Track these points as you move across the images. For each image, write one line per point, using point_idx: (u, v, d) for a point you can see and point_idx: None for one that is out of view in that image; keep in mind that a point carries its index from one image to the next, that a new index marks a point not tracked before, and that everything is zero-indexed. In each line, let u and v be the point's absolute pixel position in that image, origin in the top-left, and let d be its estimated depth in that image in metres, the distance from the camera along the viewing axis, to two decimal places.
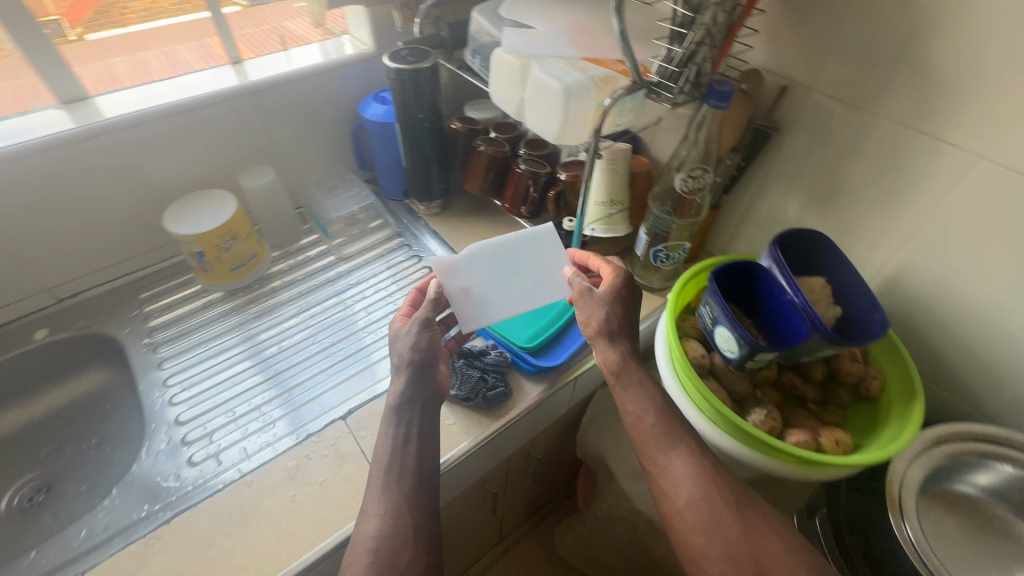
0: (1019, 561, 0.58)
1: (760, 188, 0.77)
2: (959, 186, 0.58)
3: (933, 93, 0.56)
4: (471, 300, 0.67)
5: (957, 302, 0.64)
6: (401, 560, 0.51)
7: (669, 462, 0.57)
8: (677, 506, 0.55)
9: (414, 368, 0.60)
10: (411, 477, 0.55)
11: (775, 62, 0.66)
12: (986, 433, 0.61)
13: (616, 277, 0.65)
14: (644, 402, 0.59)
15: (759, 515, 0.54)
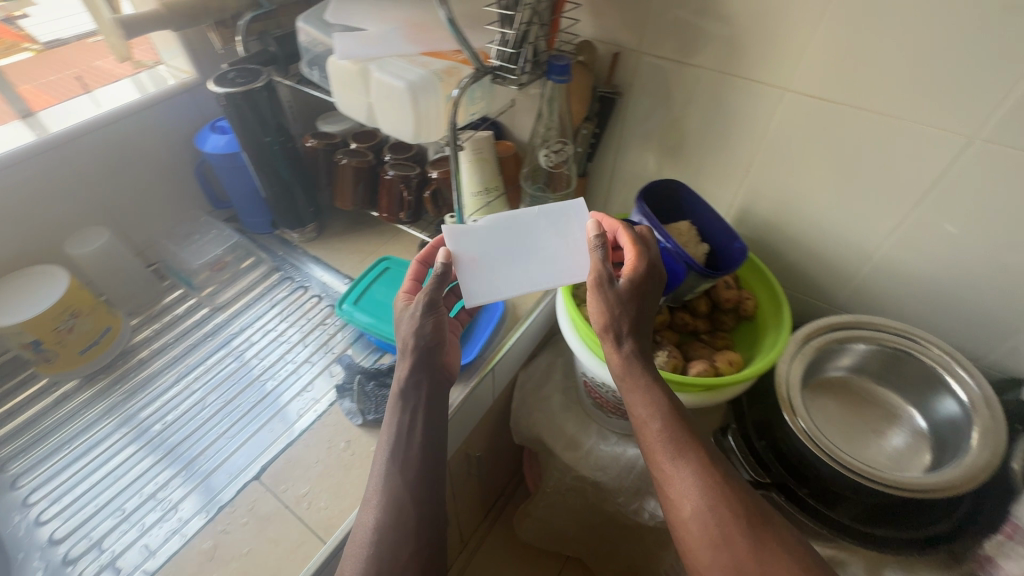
0: (885, 420, 0.70)
1: (619, 150, 0.82)
2: (775, 118, 0.66)
3: (737, 40, 0.63)
4: (482, 268, 0.61)
5: (796, 218, 0.74)
6: (402, 555, 0.52)
7: (677, 471, 0.53)
8: (685, 516, 0.52)
9: (418, 353, 0.60)
10: (414, 462, 0.57)
11: (602, 31, 0.70)
12: (841, 322, 0.70)
13: (639, 268, 0.58)
14: (651, 407, 0.56)
15: (772, 534, 0.50)
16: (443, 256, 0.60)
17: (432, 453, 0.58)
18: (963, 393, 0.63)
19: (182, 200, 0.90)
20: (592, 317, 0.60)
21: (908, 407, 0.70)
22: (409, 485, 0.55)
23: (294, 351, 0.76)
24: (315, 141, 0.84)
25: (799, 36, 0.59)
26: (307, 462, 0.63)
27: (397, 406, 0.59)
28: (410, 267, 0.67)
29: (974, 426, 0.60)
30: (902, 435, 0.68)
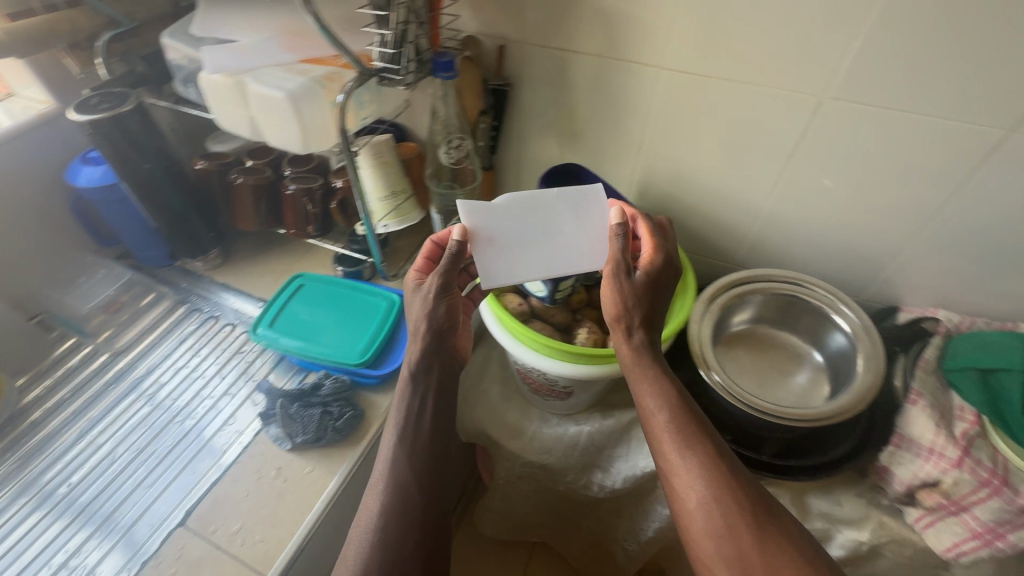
0: (790, 361, 0.76)
1: (520, 140, 0.83)
2: (657, 95, 0.70)
3: (611, 25, 0.65)
4: (502, 249, 0.57)
5: (690, 186, 0.79)
6: (409, 541, 0.55)
7: (683, 462, 0.52)
8: (690, 506, 0.51)
9: (429, 336, 0.59)
10: (422, 447, 0.59)
11: (485, 25, 0.71)
12: (738, 279, 0.75)
13: (655, 260, 0.59)
14: (660, 397, 0.55)
15: (778, 528, 0.49)
16: (460, 234, 0.55)
17: (438, 437, 0.61)
18: (846, 326, 0.70)
19: (60, 242, 0.82)
20: (604, 304, 0.58)
21: (804, 346, 0.77)
22: (417, 472, 0.58)
23: (211, 386, 0.72)
24: (205, 162, 0.79)
25: (665, 17, 0.63)
26: (237, 497, 0.60)
27: (409, 391, 0.61)
28: (425, 244, 0.63)
29: (858, 352, 0.68)
30: (803, 372, 0.75)
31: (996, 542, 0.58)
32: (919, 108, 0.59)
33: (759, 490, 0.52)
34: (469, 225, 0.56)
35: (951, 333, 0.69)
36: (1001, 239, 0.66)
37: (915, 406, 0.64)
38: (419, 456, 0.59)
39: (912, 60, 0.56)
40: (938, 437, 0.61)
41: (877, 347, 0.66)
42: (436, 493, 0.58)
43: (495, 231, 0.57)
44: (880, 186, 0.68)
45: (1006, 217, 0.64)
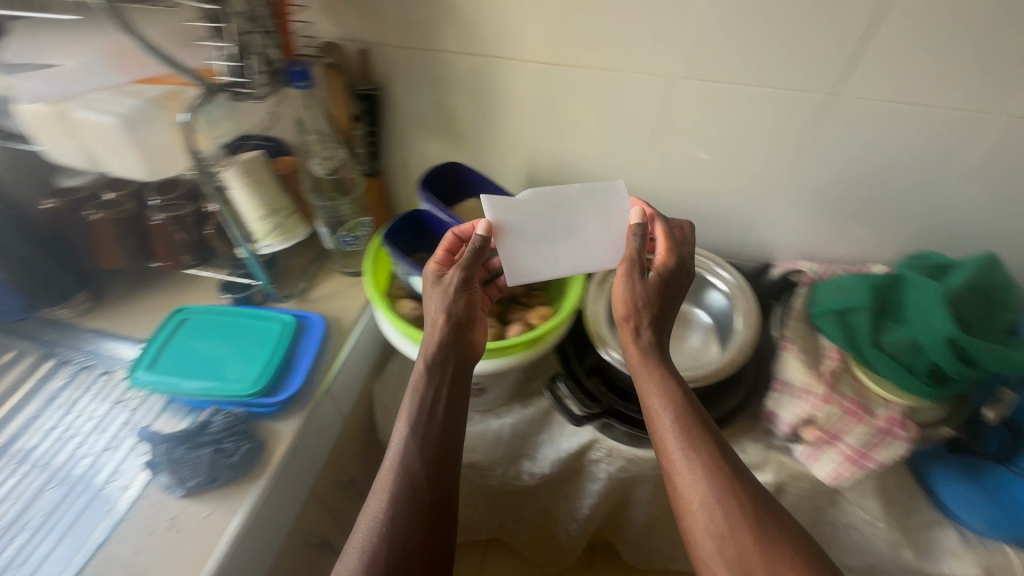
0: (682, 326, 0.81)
1: (403, 143, 0.82)
2: (525, 87, 0.72)
3: (469, 22, 0.66)
4: (526, 242, 0.62)
5: (572, 172, 0.81)
6: (414, 536, 0.52)
7: (684, 459, 0.55)
8: (693, 502, 0.53)
9: (449, 328, 0.60)
10: (435, 437, 0.56)
11: (344, 30, 0.69)
12: None
13: (669, 262, 0.63)
14: (665, 398, 0.58)
15: (776, 527, 0.51)
16: (485, 228, 0.60)
17: (451, 434, 0.58)
18: (723, 284, 0.77)
19: None
20: (616, 304, 0.63)
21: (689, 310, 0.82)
22: (429, 462, 0.55)
23: (88, 442, 0.66)
24: (53, 199, 0.71)
25: (517, 10, 0.64)
26: (125, 558, 0.55)
27: (422, 381, 0.59)
28: (446, 234, 0.64)
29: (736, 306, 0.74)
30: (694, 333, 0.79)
31: (866, 464, 0.65)
32: (755, 80, 0.64)
33: (757, 488, 0.54)
34: (496, 218, 0.62)
35: (814, 281, 0.76)
36: (842, 193, 0.74)
37: (787, 352, 0.70)
38: (431, 453, 0.56)
39: (741, 36, 0.61)
40: (808, 377, 0.67)
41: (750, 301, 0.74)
42: (445, 493, 0.55)
43: (520, 224, 0.62)
44: (738, 155, 0.73)
45: (843, 171, 0.72)
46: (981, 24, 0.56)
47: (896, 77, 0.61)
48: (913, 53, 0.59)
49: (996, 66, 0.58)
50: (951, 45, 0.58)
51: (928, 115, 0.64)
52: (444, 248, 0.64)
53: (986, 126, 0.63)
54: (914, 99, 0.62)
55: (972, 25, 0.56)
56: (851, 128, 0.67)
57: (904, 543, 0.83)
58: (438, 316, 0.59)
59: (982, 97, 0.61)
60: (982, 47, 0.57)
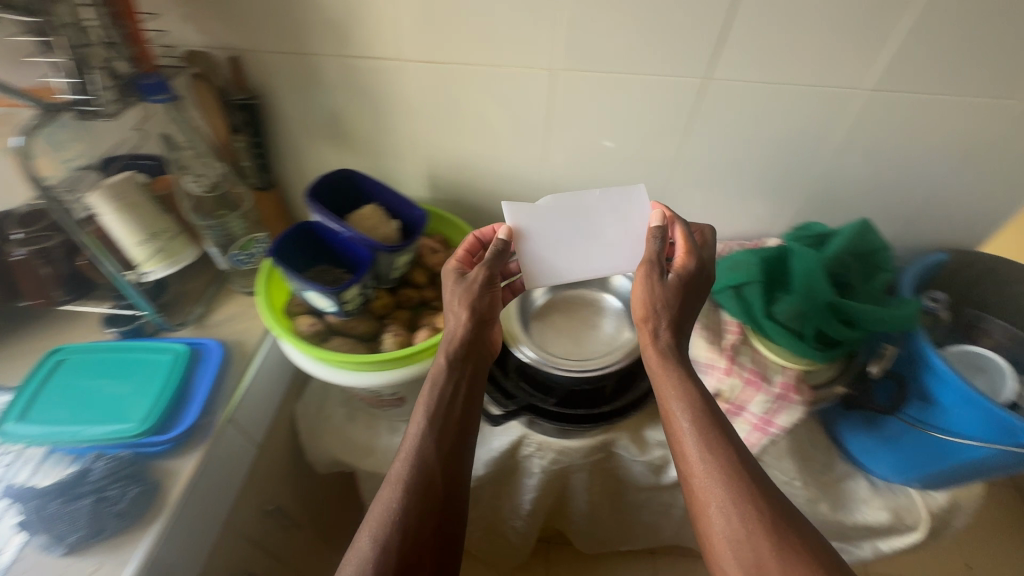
0: (593, 313, 0.82)
1: (297, 151, 0.79)
2: (411, 88, 0.70)
3: (341, 23, 0.64)
4: (544, 247, 0.64)
5: (473, 170, 0.80)
6: (425, 523, 0.54)
7: (699, 458, 0.53)
8: (710, 502, 0.51)
9: (467, 330, 0.62)
10: (450, 430, 0.59)
11: (209, 37, 0.65)
12: None
13: (689, 263, 0.62)
14: (682, 396, 0.57)
15: (794, 533, 0.48)
16: (505, 233, 0.63)
17: (464, 424, 0.61)
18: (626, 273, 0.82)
19: None
20: (635, 304, 0.62)
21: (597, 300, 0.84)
22: (442, 453, 0.57)
23: None
24: None
25: (389, 9, 0.62)
26: None
27: (443, 376, 0.60)
28: (470, 236, 0.68)
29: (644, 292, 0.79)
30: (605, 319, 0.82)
31: (769, 430, 0.67)
32: (633, 68, 0.65)
33: (776, 492, 0.51)
34: (515, 224, 0.64)
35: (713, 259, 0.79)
36: (729, 173, 0.77)
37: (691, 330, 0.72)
38: (443, 446, 0.58)
39: (612, 26, 0.61)
40: (711, 353, 0.69)
41: None
42: (453, 484, 0.58)
43: (538, 229, 0.65)
44: (630, 142, 0.74)
45: (729, 152, 0.74)
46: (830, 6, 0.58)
47: (762, 60, 0.63)
48: (773, 36, 0.60)
49: (849, 45, 0.61)
50: (806, 27, 0.59)
51: (796, 95, 0.66)
52: (466, 249, 0.67)
53: (848, 101, 0.66)
54: (782, 80, 0.65)
55: (822, 7, 0.58)
56: (729, 110, 0.69)
57: (819, 497, 0.88)
58: (464, 313, 0.62)
59: (841, 75, 0.63)
60: (834, 28, 0.59)
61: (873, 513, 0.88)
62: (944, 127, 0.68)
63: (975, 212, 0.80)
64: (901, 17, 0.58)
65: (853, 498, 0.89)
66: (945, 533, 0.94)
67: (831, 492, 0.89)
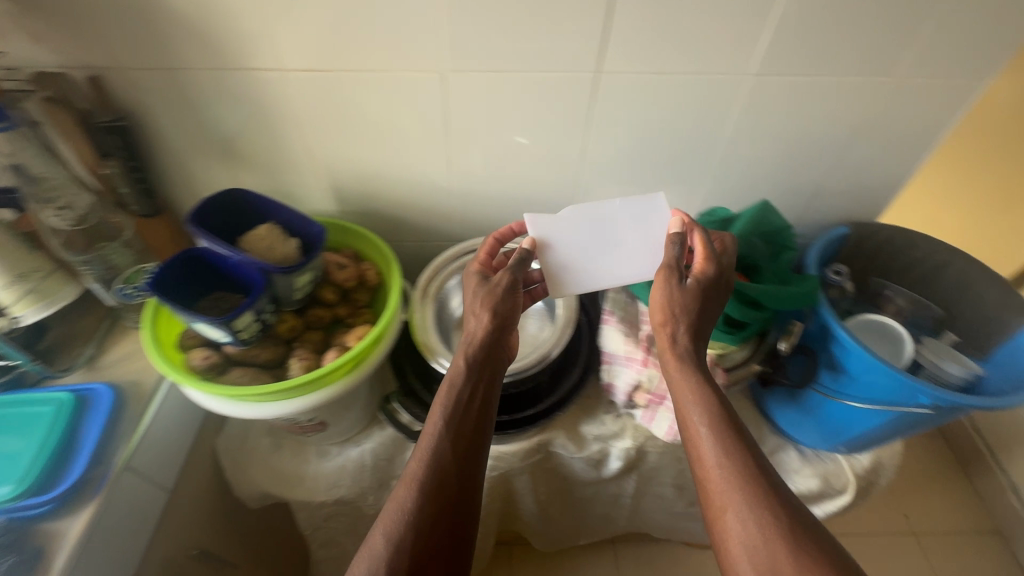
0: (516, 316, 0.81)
1: (186, 172, 0.75)
2: (298, 98, 0.67)
3: (208, 35, 0.60)
4: (567, 257, 0.67)
5: (378, 179, 0.78)
6: (438, 527, 0.53)
7: (715, 461, 0.53)
8: (727, 507, 0.50)
9: (482, 343, 0.60)
10: (465, 438, 0.57)
11: (63, 57, 0.60)
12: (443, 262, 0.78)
13: (708, 270, 0.61)
14: (697, 388, 0.57)
15: (806, 537, 0.48)
16: (529, 244, 0.66)
17: (480, 434, 0.58)
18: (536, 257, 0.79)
19: None
20: (655, 305, 0.62)
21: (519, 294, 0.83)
22: (458, 460, 0.56)
23: None
24: None
25: (258, 18, 0.59)
26: None
27: (461, 378, 0.59)
28: (487, 239, 0.70)
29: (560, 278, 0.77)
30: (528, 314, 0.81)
31: None
32: (522, 66, 0.64)
33: (791, 500, 0.50)
34: (538, 236, 0.68)
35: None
36: (635, 164, 0.78)
37: (609, 325, 0.72)
38: (458, 454, 0.56)
39: (493, 24, 0.60)
40: (628, 346, 0.70)
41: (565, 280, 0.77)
42: (469, 490, 0.56)
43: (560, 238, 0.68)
44: (533, 140, 0.73)
45: (631, 144, 0.75)
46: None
47: (647, 51, 0.63)
48: (653, 27, 0.60)
49: (727, 32, 0.61)
50: (684, 16, 0.60)
51: (686, 84, 0.67)
52: (484, 255, 0.69)
53: (736, 88, 0.67)
54: (670, 70, 0.65)
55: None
56: (624, 103, 0.69)
57: None
58: (483, 315, 0.61)
59: (724, 62, 0.64)
60: (711, 17, 0.60)
61: (804, 482, 0.91)
62: (828, 107, 0.71)
63: (868, 186, 0.83)
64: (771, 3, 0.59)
65: (784, 469, 0.92)
66: (873, 492, 0.98)
67: None
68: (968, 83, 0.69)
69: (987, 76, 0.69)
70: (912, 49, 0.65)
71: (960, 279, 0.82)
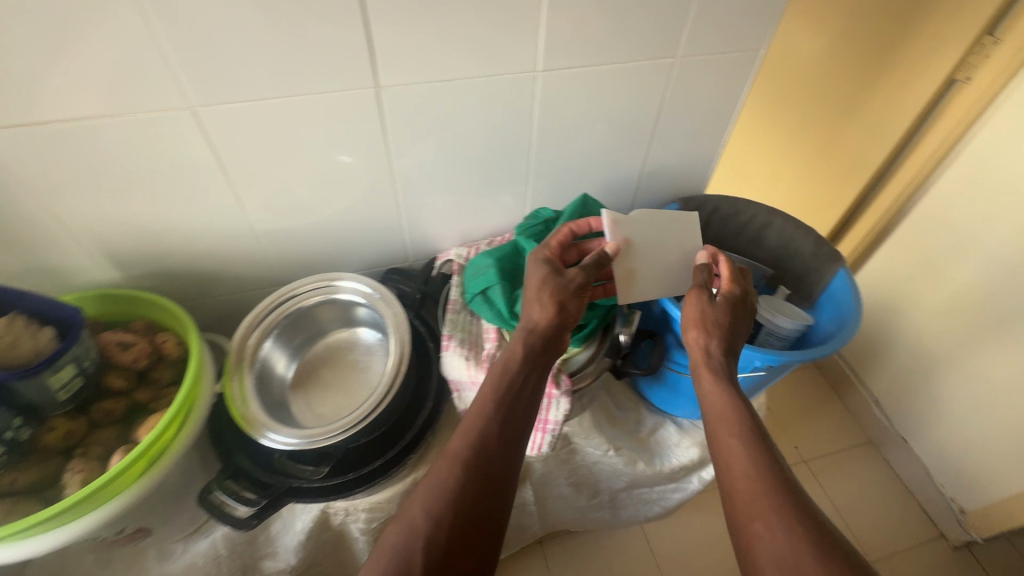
0: (352, 358, 0.74)
1: None
2: (18, 159, 0.55)
3: None
4: (636, 266, 0.67)
5: (163, 233, 0.68)
6: (448, 522, 0.49)
7: (742, 466, 0.52)
8: (756, 516, 0.48)
9: (533, 342, 0.59)
10: (501, 447, 0.54)
11: None
12: (249, 323, 0.67)
13: (735, 289, 0.67)
14: (722, 377, 0.60)
15: (830, 552, 0.44)
16: (613, 249, 0.64)
17: (514, 454, 0.54)
18: (348, 281, 0.71)
19: None
20: (686, 313, 0.66)
21: (352, 330, 0.76)
22: (484, 474, 0.52)
23: None
24: None
25: None
26: None
27: (516, 364, 0.58)
28: (561, 228, 0.67)
29: (380, 297, 0.70)
30: (370, 348, 0.74)
31: (549, 429, 0.66)
32: (289, 89, 0.58)
33: (822, 518, 0.47)
34: (618, 236, 0.66)
35: (461, 268, 0.77)
36: (448, 173, 0.75)
37: (449, 352, 0.68)
38: (487, 486, 0.52)
39: (238, 47, 0.53)
40: (470, 370, 0.66)
41: (394, 310, 0.69)
42: (494, 495, 0.52)
43: (633, 239, 0.67)
44: (335, 167, 0.68)
45: (443, 154, 0.72)
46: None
47: (423, 58, 0.59)
48: (420, 32, 0.57)
49: (500, 30, 0.59)
50: (450, 18, 0.57)
51: (477, 87, 0.64)
52: (551, 243, 0.66)
53: (529, 85, 0.66)
54: (453, 76, 0.62)
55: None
56: (420, 114, 0.65)
57: (635, 456, 0.92)
58: (548, 306, 0.59)
59: (508, 60, 0.62)
60: (477, 14, 0.57)
61: (685, 453, 0.94)
62: (624, 93, 0.71)
63: (685, 160, 0.87)
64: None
65: (666, 445, 0.95)
66: None
67: (646, 447, 0.94)
68: (744, 55, 0.73)
69: (759, 46, 0.73)
70: (686, 31, 0.66)
71: (781, 237, 0.88)
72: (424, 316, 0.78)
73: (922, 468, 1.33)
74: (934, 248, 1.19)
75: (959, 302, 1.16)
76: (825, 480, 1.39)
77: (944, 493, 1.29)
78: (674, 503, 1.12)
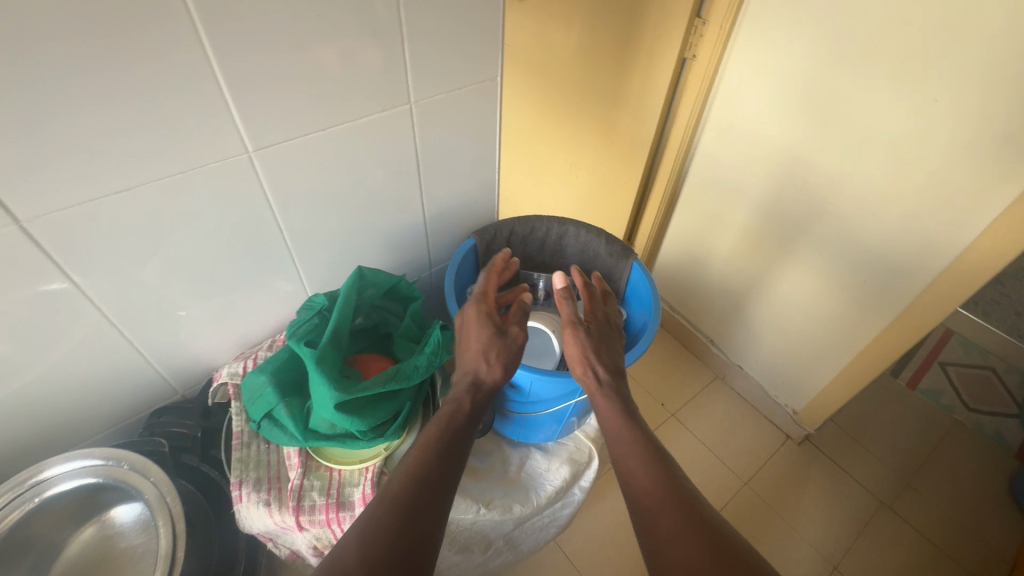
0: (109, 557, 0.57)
1: None
2: None
3: None
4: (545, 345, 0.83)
5: None
6: (385, 543, 0.45)
7: (649, 475, 0.58)
8: (665, 513, 0.54)
9: (464, 402, 0.60)
10: (435, 492, 0.51)
11: None
12: None
13: (596, 312, 0.76)
14: (610, 404, 0.67)
15: (722, 534, 0.52)
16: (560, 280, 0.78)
17: (445, 491, 0.51)
18: (67, 464, 0.54)
19: None
20: (568, 352, 0.71)
21: (104, 514, 0.58)
22: (419, 516, 0.48)
23: None
24: None
25: None
26: None
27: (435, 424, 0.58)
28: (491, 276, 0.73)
29: (127, 467, 0.55)
30: (131, 531, 0.57)
31: None
32: None
33: (723, 527, 0.52)
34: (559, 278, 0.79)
35: (237, 389, 0.64)
36: (191, 285, 0.63)
37: (243, 503, 0.56)
38: (417, 515, 0.48)
39: None
40: (275, 517, 0.55)
41: (153, 486, 0.55)
42: (423, 523, 0.48)
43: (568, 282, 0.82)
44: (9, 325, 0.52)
45: (167, 268, 0.59)
46: (105, 90, 0.45)
47: (79, 171, 0.48)
48: (58, 143, 0.46)
49: (178, 118, 0.50)
50: (103, 122, 0.47)
51: (173, 186, 0.54)
52: (484, 289, 0.71)
53: (246, 168, 0.58)
54: (137, 181, 0.52)
55: (89, 94, 0.45)
56: (108, 237, 0.53)
57: (508, 502, 0.86)
58: (489, 360, 0.63)
59: (202, 149, 0.54)
60: (137, 109, 0.48)
61: (557, 475, 0.92)
62: (371, 149, 0.66)
63: (467, 194, 0.85)
64: (207, 78, 0.50)
65: (538, 473, 0.92)
66: None
67: (519, 485, 0.89)
68: (483, 85, 0.72)
69: (494, 74, 0.73)
70: (411, 75, 0.63)
71: (578, 242, 0.90)
72: (214, 455, 0.64)
73: (759, 387, 1.50)
74: (711, 202, 1.35)
75: (741, 244, 1.33)
76: (693, 425, 1.49)
77: (780, 401, 1.46)
78: (567, 517, 1.09)
